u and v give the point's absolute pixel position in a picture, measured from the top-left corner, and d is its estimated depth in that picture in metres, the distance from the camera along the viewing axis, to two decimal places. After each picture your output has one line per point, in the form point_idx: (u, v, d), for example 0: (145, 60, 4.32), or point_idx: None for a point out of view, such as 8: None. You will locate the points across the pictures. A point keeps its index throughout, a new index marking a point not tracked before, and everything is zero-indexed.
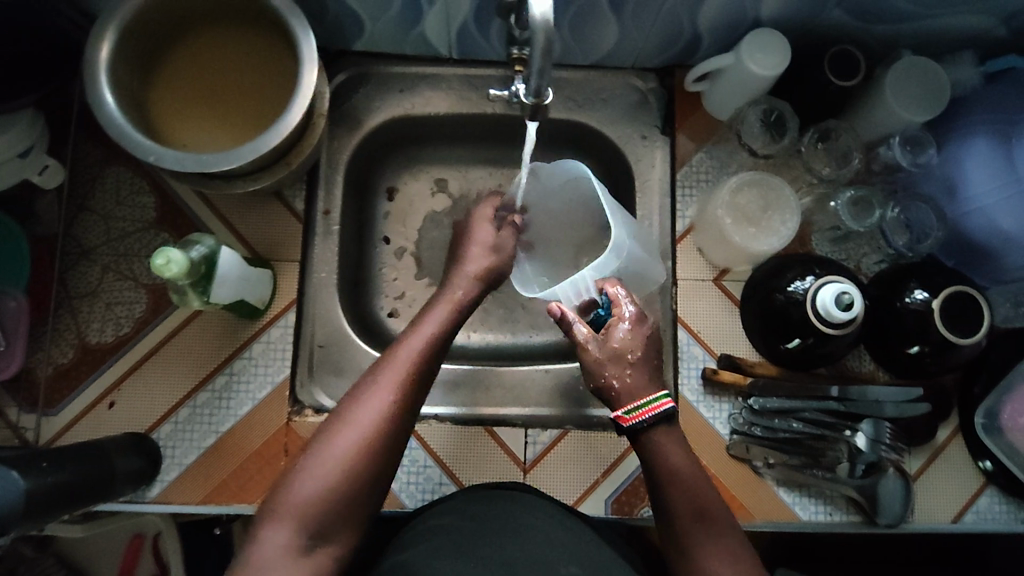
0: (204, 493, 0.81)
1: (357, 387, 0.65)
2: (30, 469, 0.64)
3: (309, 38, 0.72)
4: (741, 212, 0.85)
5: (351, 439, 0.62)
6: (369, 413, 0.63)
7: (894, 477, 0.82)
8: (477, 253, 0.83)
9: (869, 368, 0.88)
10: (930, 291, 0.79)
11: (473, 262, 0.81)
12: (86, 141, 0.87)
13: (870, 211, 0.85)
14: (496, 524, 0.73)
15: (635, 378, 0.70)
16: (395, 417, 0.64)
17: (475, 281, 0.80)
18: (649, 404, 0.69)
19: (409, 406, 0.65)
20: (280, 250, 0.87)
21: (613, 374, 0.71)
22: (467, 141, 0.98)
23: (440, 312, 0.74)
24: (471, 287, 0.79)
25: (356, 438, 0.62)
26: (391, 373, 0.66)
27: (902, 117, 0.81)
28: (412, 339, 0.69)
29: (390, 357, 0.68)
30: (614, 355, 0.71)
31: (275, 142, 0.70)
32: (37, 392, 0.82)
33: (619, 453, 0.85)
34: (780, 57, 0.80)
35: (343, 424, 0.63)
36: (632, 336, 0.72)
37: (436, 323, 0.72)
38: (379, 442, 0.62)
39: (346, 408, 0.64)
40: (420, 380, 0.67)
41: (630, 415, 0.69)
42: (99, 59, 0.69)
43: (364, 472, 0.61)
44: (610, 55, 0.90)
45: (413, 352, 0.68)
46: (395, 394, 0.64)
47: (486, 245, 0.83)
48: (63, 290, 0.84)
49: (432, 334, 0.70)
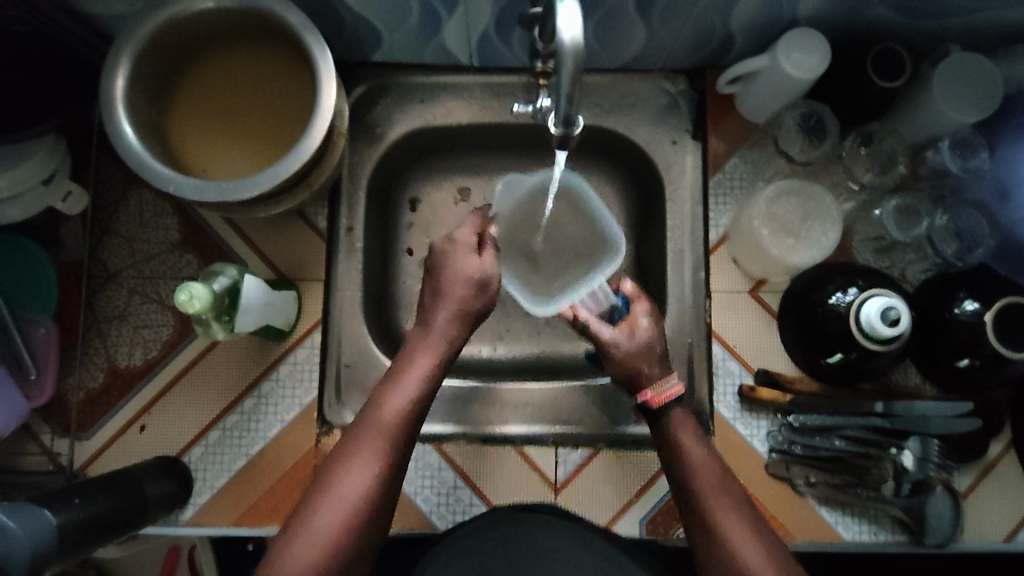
0: (236, 515, 0.81)
1: (341, 455, 0.62)
2: (63, 506, 0.64)
3: (325, 59, 0.70)
4: (779, 222, 0.81)
5: (336, 515, 0.59)
6: (354, 485, 0.60)
7: (943, 496, 0.77)
8: (459, 287, 0.74)
9: (915, 381, 0.84)
10: (981, 301, 0.75)
11: (448, 298, 0.73)
12: (107, 165, 0.86)
13: (916, 221, 0.82)
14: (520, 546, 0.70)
15: (654, 370, 0.72)
16: (381, 487, 0.62)
17: (457, 320, 0.73)
18: (670, 385, 0.70)
19: (395, 469, 0.63)
20: (305, 270, 0.86)
21: (641, 364, 0.72)
22: (490, 149, 0.95)
23: (422, 360, 0.69)
24: (453, 328, 0.72)
25: (343, 512, 0.60)
26: (375, 441, 0.63)
27: (953, 117, 0.76)
28: (394, 395, 0.66)
29: (372, 419, 0.64)
30: (643, 348, 0.72)
31: (295, 168, 0.69)
32: (69, 417, 0.82)
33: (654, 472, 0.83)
34: (821, 57, 0.76)
35: (325, 499, 0.60)
36: (655, 328, 0.74)
37: (420, 378, 0.67)
38: (363, 517, 0.60)
39: (329, 478, 0.61)
40: (404, 442, 0.64)
41: (659, 396, 0.70)
42: (115, 87, 0.68)
43: (349, 548, 0.59)
44: (637, 58, 0.86)
45: (396, 414, 0.64)
46: (381, 464, 0.62)
47: (473, 278, 0.74)
48: (92, 315, 0.84)
49: (414, 387, 0.66)
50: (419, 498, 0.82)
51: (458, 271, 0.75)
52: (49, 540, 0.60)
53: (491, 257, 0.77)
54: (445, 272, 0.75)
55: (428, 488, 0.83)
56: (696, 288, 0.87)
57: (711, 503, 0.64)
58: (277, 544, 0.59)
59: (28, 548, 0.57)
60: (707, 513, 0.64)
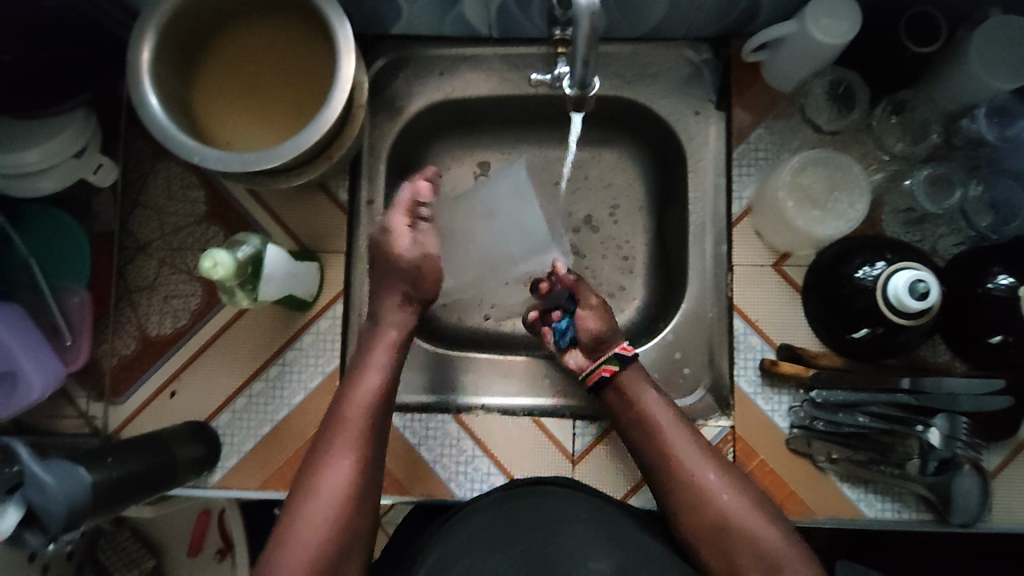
0: (262, 479, 0.84)
1: (320, 453, 0.65)
2: (96, 465, 0.67)
3: (345, 30, 0.70)
4: (804, 193, 0.79)
5: (325, 514, 0.61)
6: (341, 478, 0.63)
7: (971, 475, 0.75)
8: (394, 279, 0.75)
9: (944, 358, 0.82)
10: (1015, 277, 0.72)
11: (394, 287, 0.75)
12: (137, 139, 0.89)
13: (950, 191, 0.79)
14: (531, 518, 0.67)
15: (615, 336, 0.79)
16: (365, 474, 0.64)
17: (403, 310, 0.75)
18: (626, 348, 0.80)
19: (371, 464, 0.65)
20: (326, 242, 0.87)
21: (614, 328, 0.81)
22: (510, 122, 0.95)
23: (379, 355, 0.72)
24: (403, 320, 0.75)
25: (334, 502, 0.62)
26: (349, 436, 0.66)
27: (991, 84, 0.73)
28: (358, 395, 0.68)
29: (341, 418, 0.67)
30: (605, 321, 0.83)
31: (315, 138, 0.69)
32: (104, 382, 0.85)
33: None
34: (850, 24, 0.73)
35: (314, 496, 0.62)
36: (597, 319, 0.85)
37: (380, 371, 0.71)
38: (355, 504, 0.63)
39: (312, 475, 0.63)
40: (376, 433, 0.68)
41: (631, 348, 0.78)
42: (142, 60, 0.70)
43: (347, 534, 0.62)
44: (660, 26, 0.85)
45: (362, 409, 0.67)
46: (358, 455, 0.65)
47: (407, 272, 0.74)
48: (123, 284, 0.86)
49: (374, 387, 0.69)
50: (438, 467, 0.83)
51: (393, 263, 0.74)
52: (84, 497, 0.62)
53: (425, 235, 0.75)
54: (386, 261, 0.74)
55: (446, 456, 0.83)
56: (717, 261, 0.86)
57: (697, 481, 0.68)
58: (273, 550, 0.60)
59: (64, 505, 0.60)
60: (689, 501, 0.67)
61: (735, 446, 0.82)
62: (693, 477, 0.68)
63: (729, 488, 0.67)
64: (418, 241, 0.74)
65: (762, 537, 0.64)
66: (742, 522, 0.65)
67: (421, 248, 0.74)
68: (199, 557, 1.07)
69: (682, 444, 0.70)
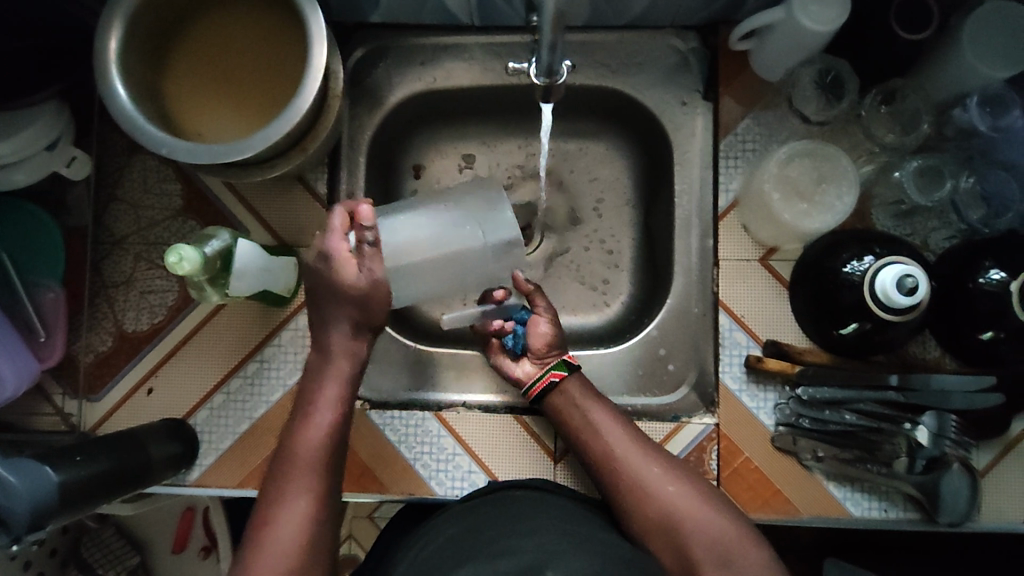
0: (240, 477, 0.83)
1: (270, 499, 0.64)
2: (63, 462, 0.65)
3: (317, 17, 0.68)
4: (792, 186, 0.77)
5: (277, 563, 0.60)
6: (291, 523, 0.62)
7: (960, 474, 0.73)
8: (346, 306, 0.69)
9: (934, 354, 0.80)
10: (1008, 271, 0.70)
11: (340, 317, 0.69)
12: (112, 132, 0.87)
13: (940, 184, 0.76)
14: (491, 525, 0.64)
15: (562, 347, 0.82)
16: (319, 516, 0.64)
17: (353, 339, 0.71)
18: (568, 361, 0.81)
19: (326, 502, 0.65)
20: (303, 236, 0.85)
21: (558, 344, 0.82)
22: (493, 113, 0.93)
23: (330, 391, 0.69)
24: (354, 348, 0.71)
25: (287, 548, 0.61)
26: (298, 479, 0.65)
27: (983, 72, 0.71)
28: (308, 434, 0.67)
29: (291, 460, 0.66)
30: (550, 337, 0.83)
31: (286, 129, 0.67)
32: (80, 379, 0.84)
33: (666, 433, 0.81)
34: (838, 11, 0.71)
35: (264, 544, 0.61)
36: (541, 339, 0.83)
37: (330, 406, 0.69)
38: (310, 547, 0.62)
39: (263, 522, 0.63)
40: (328, 471, 0.67)
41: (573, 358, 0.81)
42: (109, 48, 0.68)
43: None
44: (645, 14, 0.82)
45: (312, 450, 0.66)
46: (309, 497, 0.64)
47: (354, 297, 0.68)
48: (98, 279, 0.85)
49: (324, 428, 0.68)
50: (418, 466, 0.82)
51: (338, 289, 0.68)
52: (51, 498, 0.61)
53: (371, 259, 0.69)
54: (330, 287, 0.69)
55: (426, 454, 0.82)
56: (703, 256, 0.84)
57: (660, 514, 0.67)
58: None
59: (28, 505, 0.59)
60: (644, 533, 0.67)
61: (720, 444, 0.80)
62: (644, 510, 0.68)
63: (690, 516, 0.66)
64: (367, 265, 0.68)
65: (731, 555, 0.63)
66: (702, 553, 0.64)
67: (370, 274, 0.68)
68: (184, 554, 1.06)
69: (639, 478, 0.69)
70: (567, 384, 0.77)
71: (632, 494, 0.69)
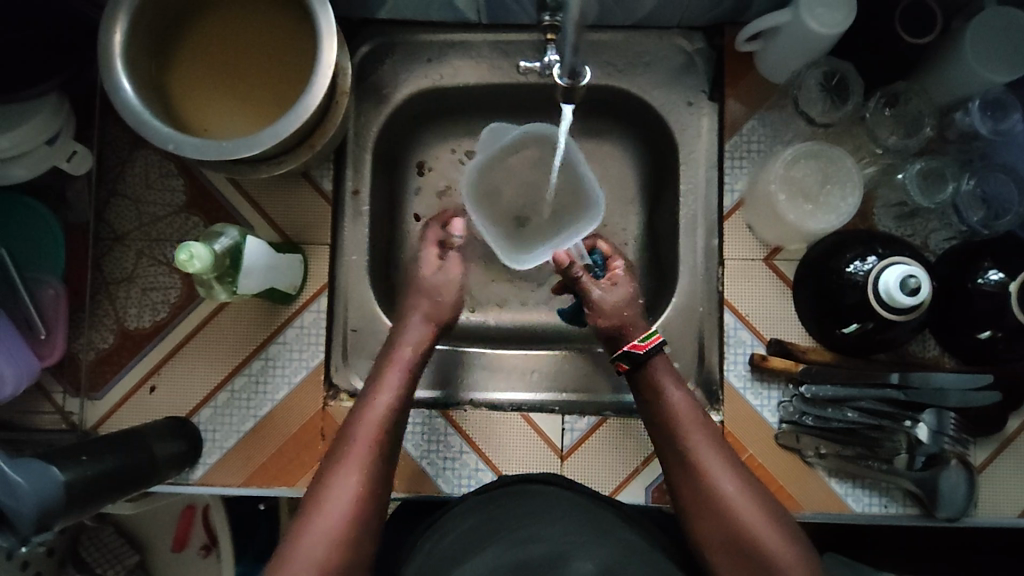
0: (246, 476, 0.82)
1: (325, 472, 0.64)
2: (68, 462, 0.64)
3: (327, 13, 0.68)
4: (797, 187, 0.78)
5: (325, 535, 0.60)
6: (347, 496, 0.62)
7: (958, 470, 0.75)
8: (422, 300, 0.77)
9: (933, 353, 0.82)
10: (1006, 272, 0.72)
11: (416, 310, 0.76)
12: (113, 125, 0.86)
13: (942, 185, 0.78)
14: (515, 515, 0.67)
15: (637, 322, 0.75)
16: (373, 491, 0.63)
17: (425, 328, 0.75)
18: (650, 335, 0.72)
19: (380, 480, 0.64)
20: (309, 233, 0.85)
21: (627, 312, 0.75)
22: (498, 110, 0.93)
23: (396, 374, 0.70)
24: (421, 340, 0.74)
25: (339, 521, 0.61)
26: (358, 455, 0.64)
27: (983, 76, 0.72)
28: (368, 420, 0.66)
29: (351, 436, 0.65)
30: (624, 298, 0.76)
31: (296, 126, 0.67)
32: (81, 377, 0.83)
33: None
34: (844, 14, 0.72)
35: (317, 515, 0.61)
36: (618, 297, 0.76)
37: (393, 391, 0.69)
38: (361, 522, 0.62)
39: (318, 493, 0.62)
40: (389, 450, 0.66)
41: (645, 341, 0.71)
42: (114, 42, 0.67)
43: (352, 553, 0.61)
44: (653, 14, 0.83)
45: (373, 427, 0.66)
46: (365, 473, 0.63)
47: (436, 291, 0.77)
48: (100, 276, 0.84)
49: (377, 423, 0.66)
50: (424, 463, 0.82)
51: (419, 284, 0.78)
52: (57, 498, 0.61)
53: (451, 261, 0.79)
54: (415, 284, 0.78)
55: (433, 452, 0.82)
56: (708, 256, 0.85)
57: (713, 500, 0.64)
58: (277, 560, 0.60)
59: (35, 506, 0.58)
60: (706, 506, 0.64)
61: None
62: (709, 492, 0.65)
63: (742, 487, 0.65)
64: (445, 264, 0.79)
65: (773, 553, 0.61)
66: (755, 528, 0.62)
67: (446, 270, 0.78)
68: (184, 553, 1.05)
69: (700, 462, 0.66)
70: (654, 358, 0.71)
71: (693, 486, 0.66)
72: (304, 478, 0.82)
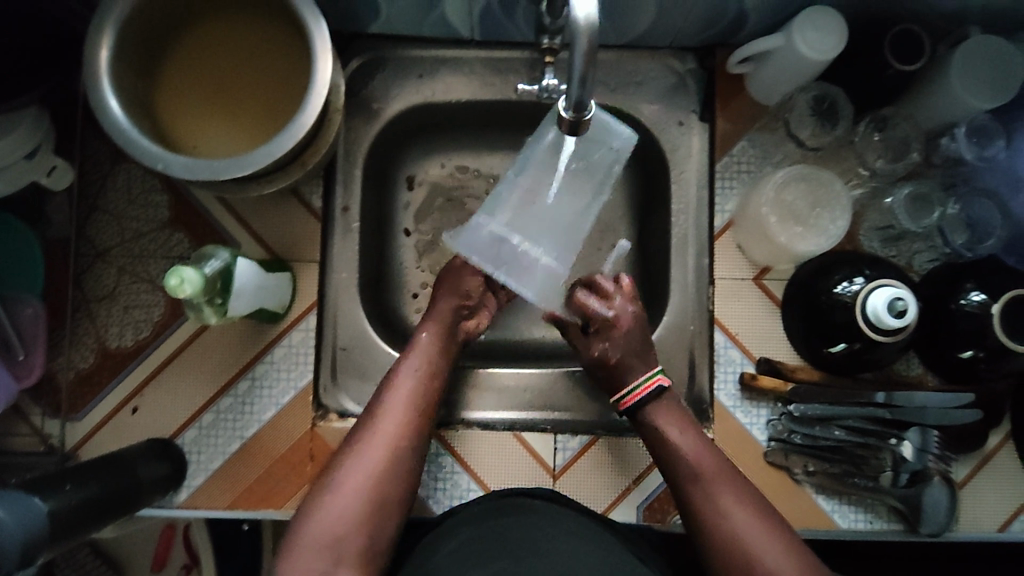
0: (231, 497, 0.81)
1: (355, 437, 0.71)
2: (51, 492, 0.62)
3: (322, 30, 0.67)
4: (788, 209, 0.79)
5: (351, 492, 0.67)
6: (373, 457, 0.69)
7: (940, 486, 0.77)
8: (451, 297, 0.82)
9: (916, 372, 0.83)
10: (988, 293, 0.74)
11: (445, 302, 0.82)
12: (94, 138, 0.84)
13: (928, 211, 0.80)
14: (517, 529, 0.68)
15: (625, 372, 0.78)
16: (397, 460, 0.70)
17: (453, 314, 0.81)
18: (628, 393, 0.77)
19: (405, 450, 0.71)
20: (298, 250, 0.83)
21: (602, 371, 0.80)
22: (490, 126, 0.92)
23: (420, 358, 0.77)
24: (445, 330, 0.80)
25: (365, 477, 0.68)
26: (383, 424, 0.72)
27: (969, 104, 0.74)
28: (395, 397, 0.74)
29: (379, 408, 0.73)
30: (596, 357, 0.79)
31: (290, 145, 0.66)
32: (59, 398, 0.81)
33: None
34: (837, 39, 0.73)
35: (344, 474, 0.68)
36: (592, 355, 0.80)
37: (416, 372, 0.76)
38: (383, 479, 0.69)
39: (348, 454, 0.70)
40: (413, 424, 0.73)
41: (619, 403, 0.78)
42: (100, 59, 0.65)
43: (375, 511, 0.67)
44: (646, 35, 0.83)
45: (400, 400, 0.73)
46: (391, 440, 0.71)
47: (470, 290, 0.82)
48: (80, 294, 0.82)
49: (400, 403, 0.73)
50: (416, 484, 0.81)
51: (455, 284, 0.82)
52: (41, 530, 0.58)
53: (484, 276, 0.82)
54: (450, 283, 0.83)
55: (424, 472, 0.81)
56: (699, 275, 0.86)
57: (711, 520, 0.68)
58: (303, 513, 0.67)
59: (18, 539, 0.55)
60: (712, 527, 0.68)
61: None
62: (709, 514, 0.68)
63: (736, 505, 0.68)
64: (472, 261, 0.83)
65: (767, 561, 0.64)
66: (755, 541, 0.66)
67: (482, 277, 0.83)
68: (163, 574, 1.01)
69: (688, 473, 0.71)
70: (646, 405, 0.76)
71: (692, 502, 0.70)
72: (291, 499, 0.80)
